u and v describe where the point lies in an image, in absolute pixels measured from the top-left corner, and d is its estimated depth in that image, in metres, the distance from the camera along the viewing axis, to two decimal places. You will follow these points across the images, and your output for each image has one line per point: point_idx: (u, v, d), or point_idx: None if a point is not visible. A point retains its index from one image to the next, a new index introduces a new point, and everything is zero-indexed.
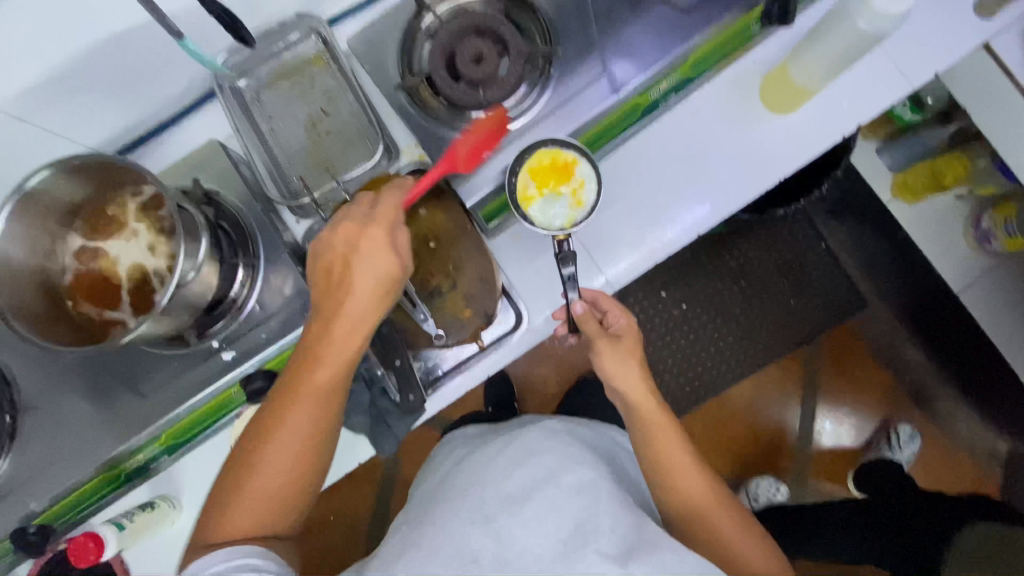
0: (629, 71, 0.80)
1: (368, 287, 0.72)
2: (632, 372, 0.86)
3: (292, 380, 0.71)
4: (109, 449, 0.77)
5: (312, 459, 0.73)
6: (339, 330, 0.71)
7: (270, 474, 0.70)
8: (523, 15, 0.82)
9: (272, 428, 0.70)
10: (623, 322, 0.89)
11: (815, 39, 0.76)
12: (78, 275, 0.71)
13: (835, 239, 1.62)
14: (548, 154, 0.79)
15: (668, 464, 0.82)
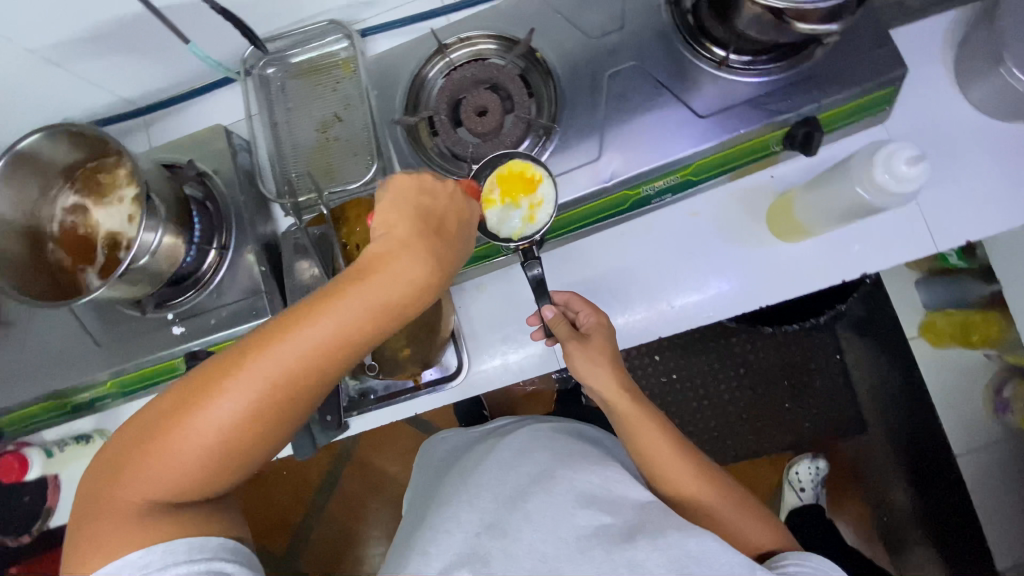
0: (628, 166, 0.77)
1: (403, 269, 0.54)
2: (605, 372, 0.69)
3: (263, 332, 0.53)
4: (65, 382, 0.84)
5: (259, 444, 0.55)
6: (339, 309, 0.52)
7: (180, 460, 0.53)
8: (541, 77, 0.81)
9: (215, 377, 0.52)
10: (592, 321, 0.74)
11: (827, 187, 0.71)
12: (61, 229, 0.78)
13: (850, 354, 1.37)
14: (517, 165, 0.71)
15: (653, 456, 0.67)
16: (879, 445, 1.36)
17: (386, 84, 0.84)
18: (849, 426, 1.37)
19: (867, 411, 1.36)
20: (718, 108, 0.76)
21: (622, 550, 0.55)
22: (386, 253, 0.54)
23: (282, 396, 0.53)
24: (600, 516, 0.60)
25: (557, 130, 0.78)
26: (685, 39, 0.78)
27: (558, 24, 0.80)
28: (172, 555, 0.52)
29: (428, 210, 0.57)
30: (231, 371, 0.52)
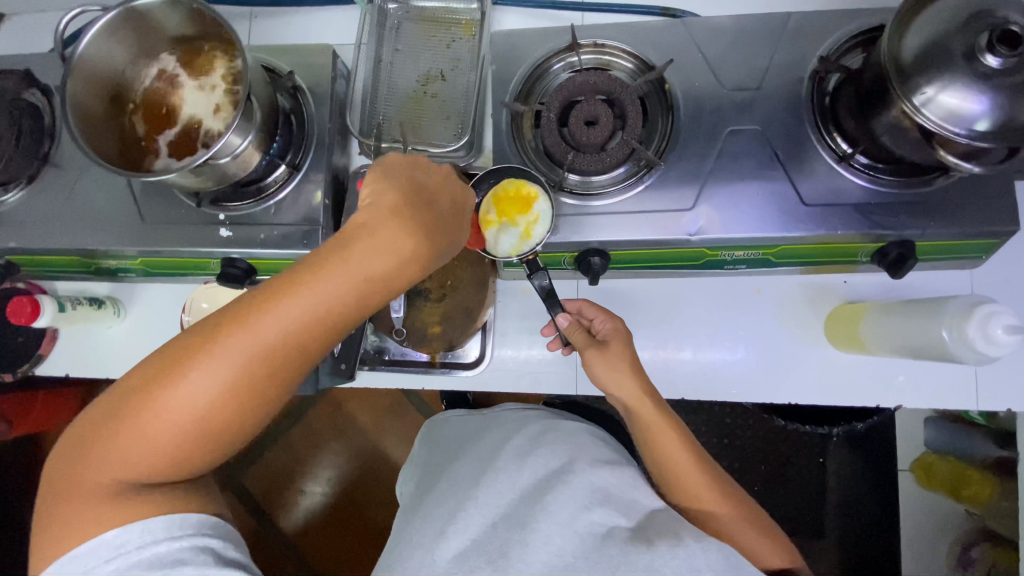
0: (718, 226, 0.75)
1: (384, 259, 0.55)
2: (627, 378, 0.67)
3: (202, 344, 0.51)
4: (97, 244, 0.82)
5: (251, 408, 0.53)
6: (339, 269, 0.53)
7: (166, 429, 0.51)
8: (659, 110, 0.78)
9: (159, 398, 0.51)
10: (610, 327, 0.72)
11: (900, 314, 0.70)
12: (148, 97, 0.76)
13: (835, 464, 1.36)
14: (506, 183, 0.77)
15: (670, 464, 0.65)
16: (832, 555, 1.37)
17: (507, 58, 0.80)
18: (809, 529, 1.37)
19: (831, 522, 1.37)
20: (824, 199, 0.74)
21: (638, 555, 0.54)
22: (382, 228, 0.56)
23: (261, 375, 0.52)
24: (616, 516, 0.60)
25: (656, 169, 0.76)
26: (815, 123, 0.76)
27: (695, 63, 0.78)
28: (149, 534, 0.51)
29: (394, 205, 0.58)
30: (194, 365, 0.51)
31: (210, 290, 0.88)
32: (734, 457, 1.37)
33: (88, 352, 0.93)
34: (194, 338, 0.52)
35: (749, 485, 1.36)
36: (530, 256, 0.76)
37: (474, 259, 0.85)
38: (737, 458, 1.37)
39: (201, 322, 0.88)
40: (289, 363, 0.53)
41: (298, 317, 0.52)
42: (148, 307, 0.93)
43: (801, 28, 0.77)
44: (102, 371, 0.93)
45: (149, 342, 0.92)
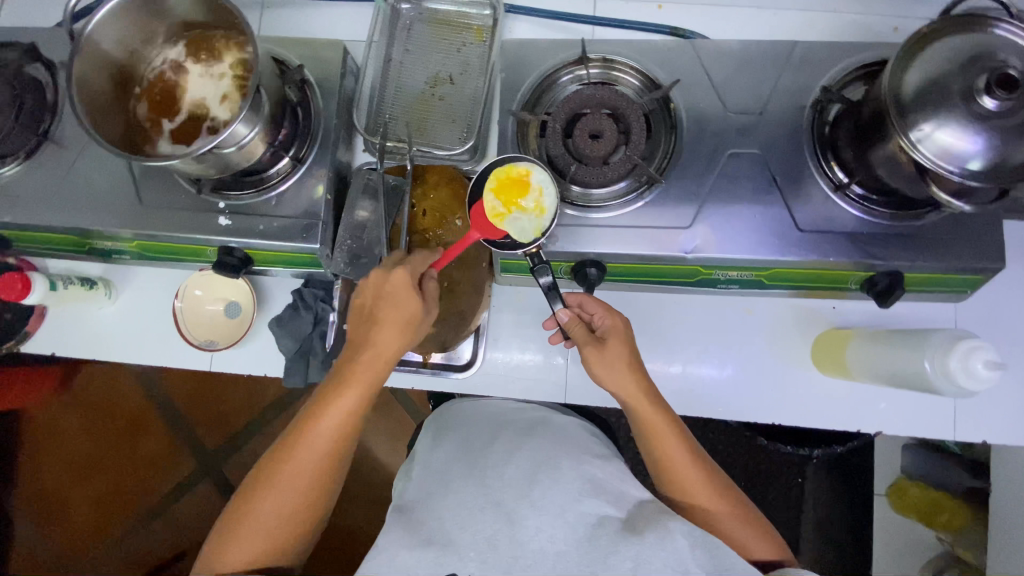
0: (715, 245, 0.76)
1: (388, 339, 0.68)
2: (625, 376, 0.68)
3: (269, 471, 0.66)
4: (94, 224, 0.82)
5: (313, 506, 0.67)
6: (354, 381, 0.67)
7: (255, 544, 0.65)
8: (663, 128, 0.79)
9: (245, 520, 0.65)
10: (610, 323, 0.72)
11: (889, 343, 0.72)
12: (155, 80, 0.76)
13: (811, 483, 1.40)
14: (501, 171, 0.74)
15: (666, 460, 0.67)
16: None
17: (518, 66, 0.81)
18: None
19: (806, 541, 1.38)
20: (818, 226, 0.76)
21: (628, 546, 0.56)
22: (376, 334, 0.68)
23: (316, 479, 0.66)
24: (606, 508, 0.62)
25: (657, 186, 0.77)
26: (814, 150, 0.78)
27: (702, 84, 0.79)
28: None
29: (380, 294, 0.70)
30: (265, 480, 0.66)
31: (206, 277, 0.87)
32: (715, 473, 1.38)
33: (77, 332, 0.92)
34: (263, 467, 0.67)
35: None
36: (534, 249, 0.73)
37: (473, 262, 0.85)
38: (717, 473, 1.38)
39: (194, 308, 0.88)
40: (335, 459, 0.67)
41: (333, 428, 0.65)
42: (141, 290, 0.92)
43: (806, 57, 0.79)
44: (90, 352, 0.92)
45: (139, 326, 0.92)
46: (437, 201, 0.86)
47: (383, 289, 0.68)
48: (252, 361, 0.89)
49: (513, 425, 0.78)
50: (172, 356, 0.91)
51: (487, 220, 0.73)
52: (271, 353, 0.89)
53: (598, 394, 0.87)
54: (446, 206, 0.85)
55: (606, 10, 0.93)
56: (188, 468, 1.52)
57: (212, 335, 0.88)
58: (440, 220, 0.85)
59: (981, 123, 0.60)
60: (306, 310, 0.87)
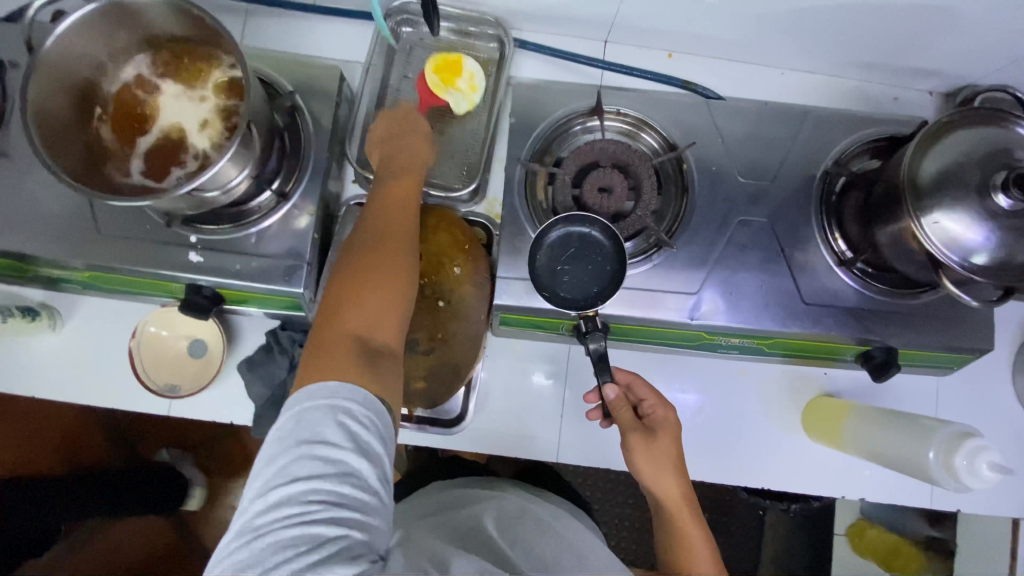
0: (720, 312, 0.74)
1: (406, 157, 0.73)
2: (669, 477, 0.67)
3: (345, 263, 0.61)
4: (39, 250, 0.72)
5: (406, 278, 0.61)
6: (405, 194, 0.69)
7: (357, 321, 0.57)
8: (673, 188, 0.77)
9: (320, 341, 0.56)
10: (660, 415, 0.69)
11: (888, 422, 0.74)
12: (123, 98, 0.67)
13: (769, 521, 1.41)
14: (437, 58, 0.86)
15: (689, 545, 0.65)
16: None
17: (527, 112, 0.76)
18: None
19: None
20: (821, 300, 0.76)
21: None
22: (399, 151, 0.74)
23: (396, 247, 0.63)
24: None
25: (665, 250, 0.74)
26: (821, 220, 0.77)
27: (716, 145, 0.76)
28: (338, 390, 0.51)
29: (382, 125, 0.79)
30: (350, 262, 0.61)
31: (168, 314, 0.79)
32: None
33: (10, 367, 0.81)
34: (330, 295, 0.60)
35: None
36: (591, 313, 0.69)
37: (468, 316, 0.79)
38: None
39: (152, 347, 0.79)
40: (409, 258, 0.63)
41: (399, 221, 0.65)
42: (90, 322, 0.82)
43: (818, 126, 0.79)
44: (26, 389, 0.81)
45: (84, 362, 0.82)
46: (434, 244, 0.79)
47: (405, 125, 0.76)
48: (217, 407, 0.81)
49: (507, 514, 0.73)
50: (124, 397, 0.81)
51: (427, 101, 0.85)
52: (238, 398, 0.81)
53: (590, 454, 0.83)
54: (443, 252, 0.79)
55: (618, 54, 0.90)
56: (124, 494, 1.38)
57: (174, 378, 0.79)
58: (437, 267, 0.79)
59: (998, 217, 0.60)
60: (282, 355, 0.79)
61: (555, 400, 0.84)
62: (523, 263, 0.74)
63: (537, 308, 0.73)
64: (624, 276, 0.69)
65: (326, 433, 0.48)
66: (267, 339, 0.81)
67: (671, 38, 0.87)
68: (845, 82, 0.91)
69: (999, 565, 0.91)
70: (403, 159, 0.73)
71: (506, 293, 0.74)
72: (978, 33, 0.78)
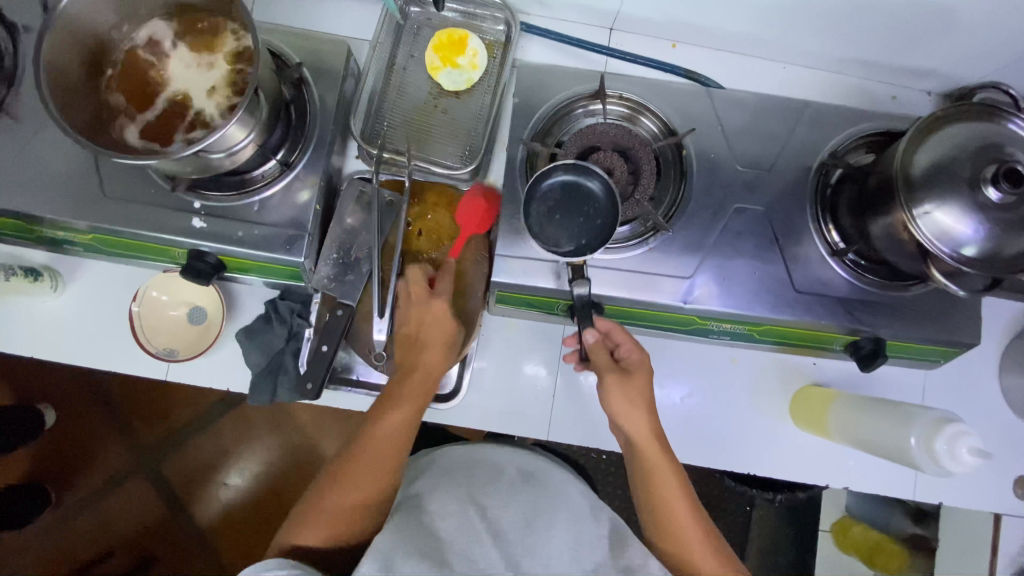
0: (714, 297, 0.75)
1: (444, 286, 0.78)
2: (644, 417, 0.69)
3: (353, 442, 0.70)
4: (45, 210, 0.73)
5: (405, 444, 0.69)
6: (406, 399, 0.70)
7: (377, 454, 0.68)
8: (671, 174, 0.78)
9: (312, 512, 0.66)
10: (636, 357, 0.72)
11: (872, 408, 0.76)
12: (133, 62, 0.68)
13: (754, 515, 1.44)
14: (443, 33, 0.88)
15: (661, 506, 0.68)
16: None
17: (530, 95, 0.77)
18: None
19: None
20: (813, 289, 0.77)
21: None
22: (442, 280, 0.78)
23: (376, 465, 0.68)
24: None
25: (662, 232, 0.75)
26: (815, 211, 0.79)
27: (716, 134, 0.78)
28: None
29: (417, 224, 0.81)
30: (361, 444, 0.69)
31: (169, 279, 0.80)
32: None
33: (14, 327, 0.83)
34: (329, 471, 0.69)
35: None
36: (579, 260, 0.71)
37: (465, 292, 0.80)
38: None
39: (152, 312, 0.80)
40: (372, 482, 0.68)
41: (389, 431, 0.68)
42: (91, 285, 0.83)
43: (816, 120, 0.80)
44: (27, 349, 0.82)
45: (85, 323, 0.83)
46: (434, 221, 0.81)
47: (427, 311, 0.75)
48: (213, 375, 0.82)
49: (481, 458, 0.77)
50: (124, 360, 0.83)
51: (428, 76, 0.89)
52: (236, 366, 0.82)
53: (581, 434, 0.84)
54: (444, 229, 0.81)
55: (623, 42, 0.91)
56: (116, 465, 1.39)
57: (171, 342, 0.80)
58: (437, 243, 0.80)
59: (989, 210, 0.61)
60: (280, 324, 0.81)
61: (547, 380, 0.85)
62: (522, 241, 0.75)
63: (534, 286, 0.75)
64: (614, 231, 0.70)
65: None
66: (266, 308, 0.82)
67: (675, 28, 0.88)
68: (847, 80, 0.92)
69: (978, 560, 0.93)
70: (430, 303, 0.76)
71: (504, 270, 0.75)
72: (976, 32, 0.79)
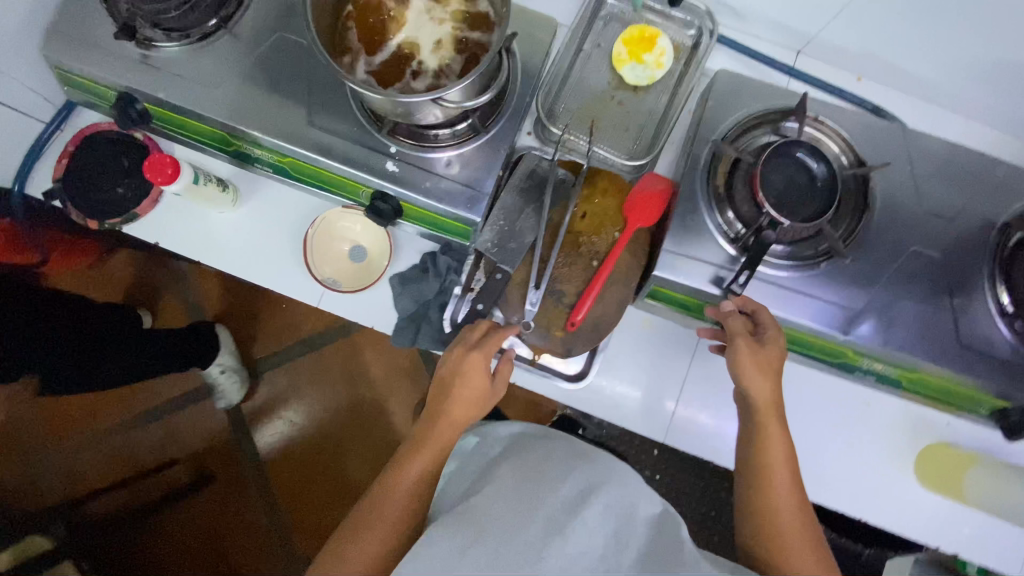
0: (873, 333, 0.74)
1: (473, 384, 0.72)
2: (768, 382, 0.67)
3: (374, 495, 0.66)
4: (255, 127, 0.78)
5: (422, 502, 0.66)
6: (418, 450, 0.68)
7: (396, 520, 0.63)
8: (853, 205, 0.76)
9: (331, 565, 0.61)
10: (773, 334, 0.69)
11: (1010, 476, 0.81)
12: (370, 4, 0.71)
13: None
14: (635, 28, 0.89)
15: (768, 470, 0.63)
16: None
17: (724, 103, 0.78)
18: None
19: None
20: (977, 345, 0.75)
21: None
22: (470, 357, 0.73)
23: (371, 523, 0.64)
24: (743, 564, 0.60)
25: (835, 259, 0.75)
26: (992, 268, 0.76)
27: (905, 173, 0.77)
28: None
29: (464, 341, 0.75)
30: (379, 499, 0.65)
31: (344, 215, 0.85)
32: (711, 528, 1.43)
33: (186, 229, 0.88)
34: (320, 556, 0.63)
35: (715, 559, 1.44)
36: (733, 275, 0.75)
37: (619, 280, 0.80)
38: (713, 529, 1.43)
39: (322, 242, 0.86)
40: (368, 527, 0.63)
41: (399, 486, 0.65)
42: (264, 205, 0.88)
43: (1006, 178, 0.78)
44: (194, 252, 0.88)
45: (250, 239, 0.87)
46: (600, 207, 0.81)
47: (461, 365, 0.72)
48: (362, 312, 0.86)
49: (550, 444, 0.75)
50: (279, 281, 0.87)
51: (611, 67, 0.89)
52: (383, 308, 0.86)
53: (697, 444, 0.84)
54: (607, 216, 0.81)
55: (808, 67, 0.90)
56: (202, 380, 1.46)
57: (335, 273, 0.86)
58: (598, 227, 0.81)
59: None
60: (435, 276, 0.85)
61: (674, 384, 0.85)
62: (692, 242, 0.76)
63: (695, 287, 0.75)
64: None
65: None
66: (422, 258, 0.86)
67: (869, 62, 0.87)
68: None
69: None
70: (459, 381, 0.71)
71: (670, 266, 0.76)
72: None
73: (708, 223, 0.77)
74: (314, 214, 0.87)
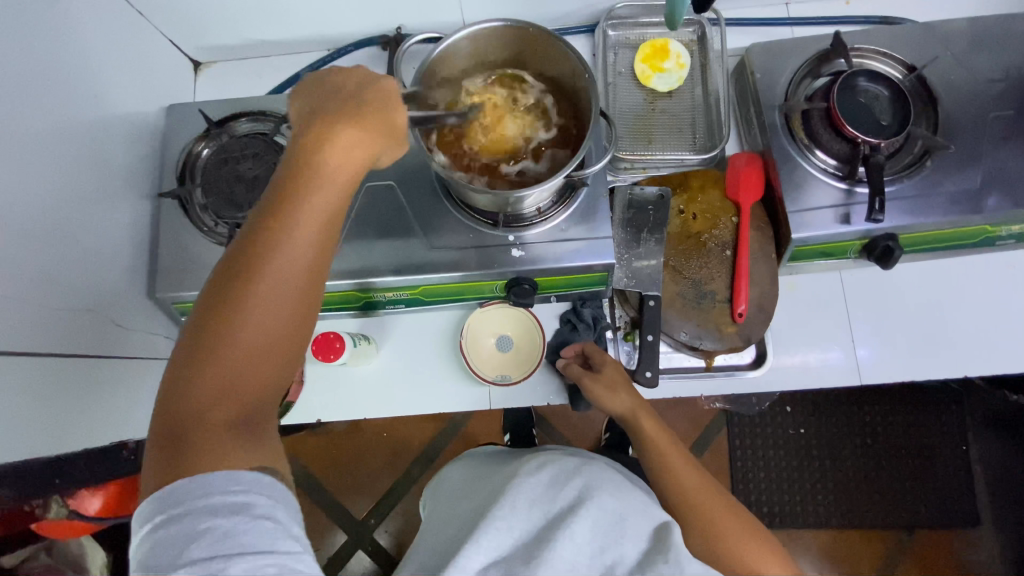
0: (1001, 202, 0.78)
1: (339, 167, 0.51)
2: (623, 395, 0.75)
3: (234, 279, 0.48)
4: (380, 272, 0.80)
5: (295, 318, 0.50)
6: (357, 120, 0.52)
7: (268, 301, 0.48)
8: (920, 104, 0.83)
9: (213, 367, 0.47)
10: (601, 357, 0.80)
11: None
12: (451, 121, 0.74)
13: (976, 448, 1.44)
14: (646, 46, 0.96)
15: (661, 448, 0.71)
16: (990, 541, 1.39)
17: (770, 69, 0.85)
18: (963, 519, 1.42)
19: (985, 507, 1.41)
20: None
21: None
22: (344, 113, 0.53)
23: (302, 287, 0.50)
24: None
25: (935, 153, 0.80)
26: None
27: (947, 60, 0.84)
28: (209, 487, 0.44)
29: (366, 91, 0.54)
30: (246, 279, 0.48)
31: (482, 314, 0.88)
32: (876, 452, 1.45)
33: (335, 393, 0.88)
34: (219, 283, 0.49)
35: (896, 482, 1.44)
36: (861, 207, 0.79)
37: (759, 258, 0.84)
38: (879, 453, 1.45)
39: (477, 350, 0.87)
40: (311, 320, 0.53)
41: (306, 232, 0.49)
42: (402, 339, 0.90)
43: None
44: (353, 411, 0.88)
45: (401, 377, 0.89)
46: (706, 203, 0.87)
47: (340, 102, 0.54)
48: (537, 394, 0.88)
49: (546, 457, 0.74)
50: (448, 402, 0.88)
51: (641, 85, 0.95)
52: (554, 380, 0.88)
53: (889, 372, 0.86)
54: (717, 207, 0.86)
55: (803, 13, 0.98)
56: (344, 539, 1.43)
57: (499, 369, 0.87)
58: (713, 221, 0.86)
59: None
60: (586, 330, 0.86)
61: (839, 328, 0.88)
62: (806, 195, 0.80)
63: (835, 232, 0.79)
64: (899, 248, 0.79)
65: (242, 535, 0.42)
66: (565, 321, 0.88)
67: None
68: None
69: None
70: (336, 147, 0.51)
71: (801, 224, 0.79)
72: None
73: (810, 173, 0.81)
74: (454, 327, 0.90)
